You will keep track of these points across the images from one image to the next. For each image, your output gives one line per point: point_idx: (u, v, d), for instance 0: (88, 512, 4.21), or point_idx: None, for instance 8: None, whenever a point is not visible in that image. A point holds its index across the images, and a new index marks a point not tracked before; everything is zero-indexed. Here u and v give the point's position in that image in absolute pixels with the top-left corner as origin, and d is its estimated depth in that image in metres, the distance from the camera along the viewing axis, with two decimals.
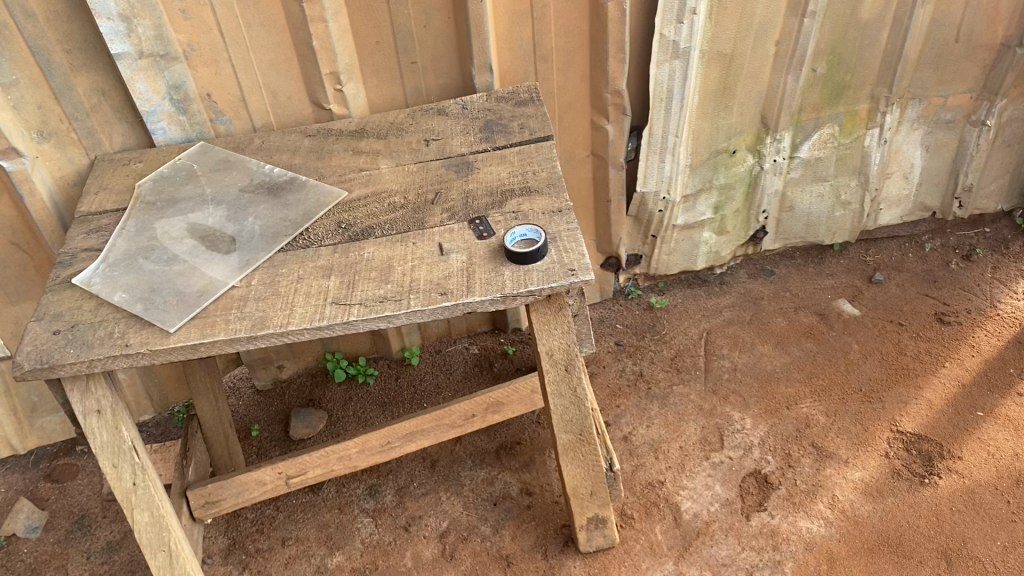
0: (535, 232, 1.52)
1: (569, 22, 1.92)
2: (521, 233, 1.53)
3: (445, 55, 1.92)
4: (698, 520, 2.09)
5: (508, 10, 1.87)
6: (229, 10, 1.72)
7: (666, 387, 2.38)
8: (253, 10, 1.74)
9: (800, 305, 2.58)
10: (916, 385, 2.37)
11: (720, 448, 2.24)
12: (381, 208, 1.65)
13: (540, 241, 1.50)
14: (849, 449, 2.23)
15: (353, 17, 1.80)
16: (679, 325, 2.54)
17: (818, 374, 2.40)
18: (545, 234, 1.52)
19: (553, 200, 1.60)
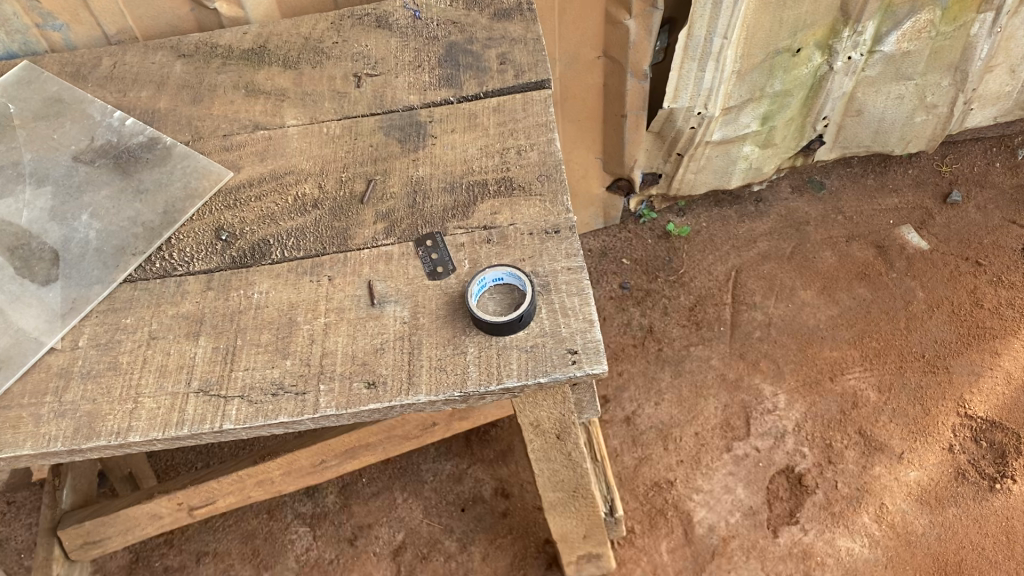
0: (516, 275, 0.98)
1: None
2: (491, 276, 0.98)
3: None
4: (714, 537, 1.69)
5: None
6: None
7: (680, 349, 1.91)
8: None
9: (854, 233, 2.05)
10: (992, 351, 1.89)
11: (745, 436, 1.80)
12: (282, 205, 1.09)
13: (526, 291, 0.96)
14: (903, 439, 1.79)
15: None
16: (701, 260, 2.03)
17: (871, 334, 1.91)
18: (531, 282, 0.98)
19: (546, 209, 1.05)
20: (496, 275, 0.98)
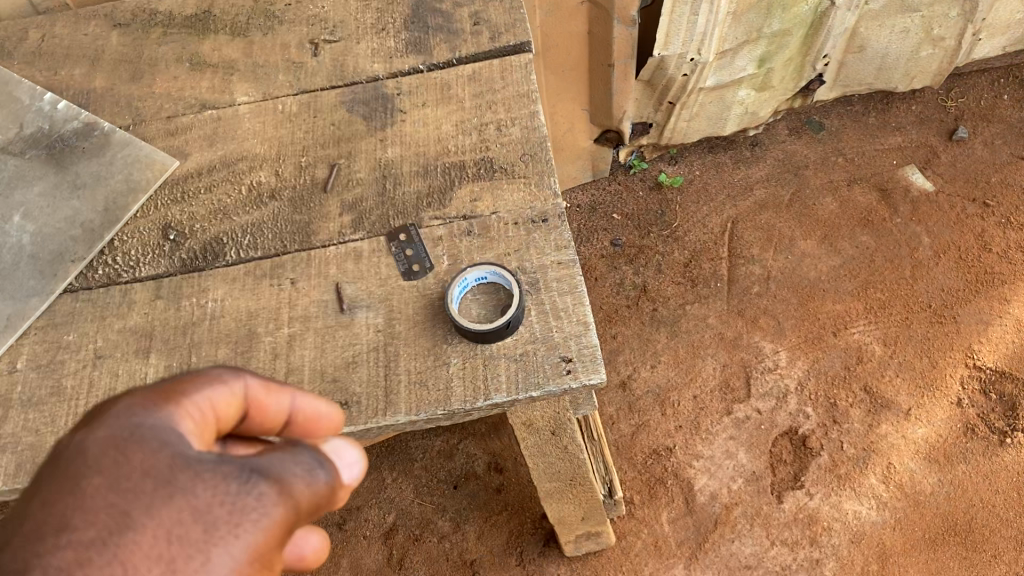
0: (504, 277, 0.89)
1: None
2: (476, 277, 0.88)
3: None
4: (716, 505, 1.63)
5: None
6: None
7: (675, 308, 1.82)
8: None
9: (856, 176, 1.95)
10: (1002, 297, 1.81)
11: (746, 398, 1.72)
12: (235, 198, 0.98)
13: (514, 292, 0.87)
14: (910, 394, 1.72)
15: None
16: (696, 210, 1.93)
17: (875, 284, 1.82)
18: (517, 280, 0.88)
19: (531, 193, 0.94)
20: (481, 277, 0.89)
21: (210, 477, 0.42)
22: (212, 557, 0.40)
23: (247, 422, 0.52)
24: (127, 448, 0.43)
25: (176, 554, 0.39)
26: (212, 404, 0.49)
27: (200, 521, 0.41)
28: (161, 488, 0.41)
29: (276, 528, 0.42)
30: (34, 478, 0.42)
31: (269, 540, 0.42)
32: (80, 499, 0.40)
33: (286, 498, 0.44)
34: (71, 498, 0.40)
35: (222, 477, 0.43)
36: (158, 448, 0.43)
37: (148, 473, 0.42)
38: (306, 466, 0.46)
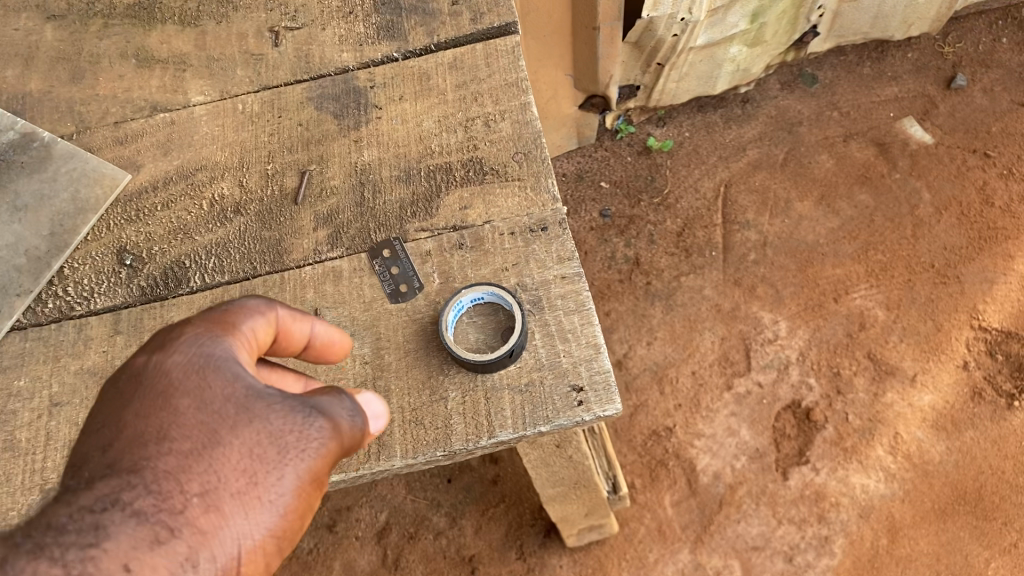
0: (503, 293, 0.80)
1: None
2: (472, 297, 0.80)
3: None
4: (720, 485, 1.58)
5: None
6: None
7: (670, 280, 1.76)
8: None
9: (852, 131, 1.88)
10: (1006, 254, 1.74)
11: (746, 371, 1.66)
12: (197, 215, 0.89)
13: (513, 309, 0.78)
14: (915, 360, 1.66)
15: None
16: (686, 175, 1.88)
17: (876, 245, 1.76)
18: (518, 300, 0.79)
19: (527, 198, 0.85)
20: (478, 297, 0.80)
21: (274, 405, 0.54)
22: (285, 475, 0.52)
23: (278, 347, 0.63)
24: (210, 372, 0.54)
25: (257, 460, 0.51)
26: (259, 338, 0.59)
27: (274, 443, 0.52)
28: (239, 413, 0.53)
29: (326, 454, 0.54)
30: (133, 394, 0.53)
31: (319, 463, 0.54)
32: (177, 417, 0.52)
33: (339, 435, 0.55)
34: (168, 416, 0.51)
35: (281, 410, 0.54)
36: (229, 379, 0.54)
37: (229, 397, 0.53)
38: (341, 396, 0.58)
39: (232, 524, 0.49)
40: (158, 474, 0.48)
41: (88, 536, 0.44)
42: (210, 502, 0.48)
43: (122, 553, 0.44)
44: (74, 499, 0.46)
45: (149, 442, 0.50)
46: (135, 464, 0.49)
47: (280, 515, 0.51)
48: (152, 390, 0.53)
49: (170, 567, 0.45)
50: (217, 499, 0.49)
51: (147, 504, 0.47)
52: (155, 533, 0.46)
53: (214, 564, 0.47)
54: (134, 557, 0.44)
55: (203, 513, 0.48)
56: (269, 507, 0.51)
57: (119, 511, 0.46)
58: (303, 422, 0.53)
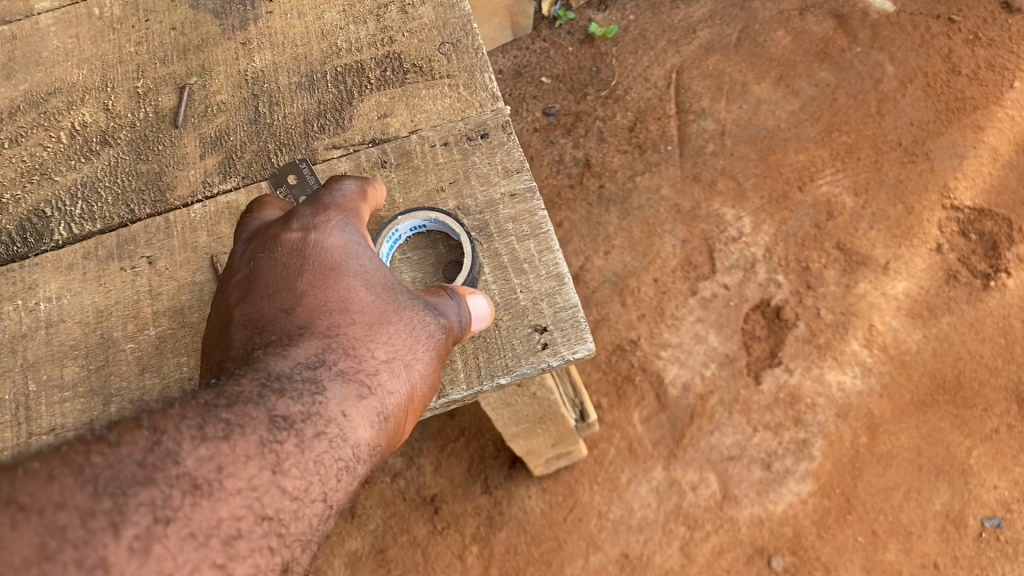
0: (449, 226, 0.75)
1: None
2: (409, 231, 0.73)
3: None
4: (690, 395, 1.48)
5: None
6: None
7: (625, 182, 1.63)
8: None
9: (808, 4, 1.76)
10: (975, 126, 1.63)
11: (710, 273, 1.55)
12: (54, 151, 0.86)
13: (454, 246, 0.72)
14: (887, 246, 1.55)
15: None
16: (635, 64, 1.74)
17: (840, 126, 1.64)
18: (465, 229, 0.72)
19: (451, 92, 0.82)
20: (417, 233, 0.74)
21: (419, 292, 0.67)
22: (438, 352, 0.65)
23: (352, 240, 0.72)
24: (358, 261, 0.66)
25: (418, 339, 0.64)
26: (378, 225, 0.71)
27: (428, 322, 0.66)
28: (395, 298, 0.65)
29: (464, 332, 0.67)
30: (304, 267, 0.65)
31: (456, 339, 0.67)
32: (353, 291, 0.64)
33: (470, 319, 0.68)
34: (344, 292, 0.64)
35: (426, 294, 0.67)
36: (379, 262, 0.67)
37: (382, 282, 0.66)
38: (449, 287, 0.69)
39: (403, 390, 0.62)
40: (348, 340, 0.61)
41: (310, 387, 0.57)
42: (393, 367, 0.61)
43: (339, 404, 0.57)
44: (289, 356, 0.58)
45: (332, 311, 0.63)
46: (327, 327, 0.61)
47: (435, 382, 0.64)
48: (318, 269, 0.64)
49: (371, 420, 0.58)
50: (398, 365, 0.62)
51: (348, 364, 0.60)
52: (360, 391, 0.59)
53: (396, 418, 0.61)
54: (348, 408, 0.57)
55: (389, 374, 0.61)
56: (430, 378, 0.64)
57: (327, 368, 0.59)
58: (444, 310, 0.66)
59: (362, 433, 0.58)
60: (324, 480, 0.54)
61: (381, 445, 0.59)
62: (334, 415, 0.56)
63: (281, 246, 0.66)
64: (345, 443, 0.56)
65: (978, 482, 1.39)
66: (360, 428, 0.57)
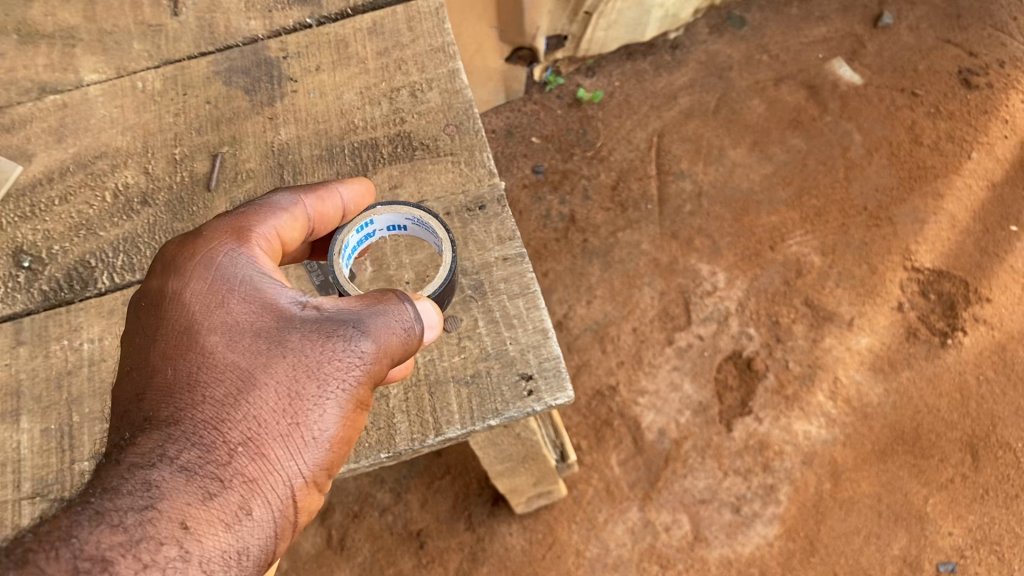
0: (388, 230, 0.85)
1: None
2: (387, 220, 0.81)
3: None
4: (665, 440, 1.56)
5: None
6: None
7: (607, 236, 1.74)
8: None
9: (782, 75, 1.88)
10: (935, 193, 1.74)
11: (686, 325, 1.65)
12: (100, 208, 0.95)
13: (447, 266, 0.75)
14: (852, 304, 1.66)
15: None
16: (619, 128, 1.85)
17: (810, 190, 1.75)
18: (442, 230, 0.77)
19: (457, 169, 0.91)
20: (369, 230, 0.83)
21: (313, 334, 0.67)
22: (322, 412, 0.65)
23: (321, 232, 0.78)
24: (222, 322, 0.66)
25: (298, 398, 0.65)
26: (282, 231, 0.73)
27: (312, 377, 0.65)
28: (272, 355, 0.65)
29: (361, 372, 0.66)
30: (171, 345, 0.65)
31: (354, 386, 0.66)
32: (216, 367, 0.64)
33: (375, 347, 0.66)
34: (208, 369, 0.64)
35: (311, 343, 0.66)
36: (254, 314, 0.67)
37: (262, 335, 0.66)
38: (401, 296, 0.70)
39: (277, 466, 0.63)
40: (201, 427, 0.62)
41: (150, 490, 0.57)
42: (253, 450, 0.62)
43: (182, 505, 0.57)
44: (126, 460, 0.59)
45: (184, 394, 0.63)
46: (178, 416, 0.62)
47: (315, 446, 0.64)
48: (176, 347, 0.65)
49: (226, 515, 0.59)
50: (258, 447, 0.63)
51: (199, 457, 0.60)
52: (208, 488, 0.59)
53: (260, 503, 0.61)
54: (193, 509, 0.58)
55: (249, 459, 0.62)
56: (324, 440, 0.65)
57: (172, 465, 0.59)
58: (343, 346, 0.66)
59: (215, 532, 0.58)
60: None
61: (245, 534, 0.60)
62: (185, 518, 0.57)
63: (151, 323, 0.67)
64: (201, 545, 0.57)
65: (933, 528, 1.48)
66: (213, 529, 0.58)
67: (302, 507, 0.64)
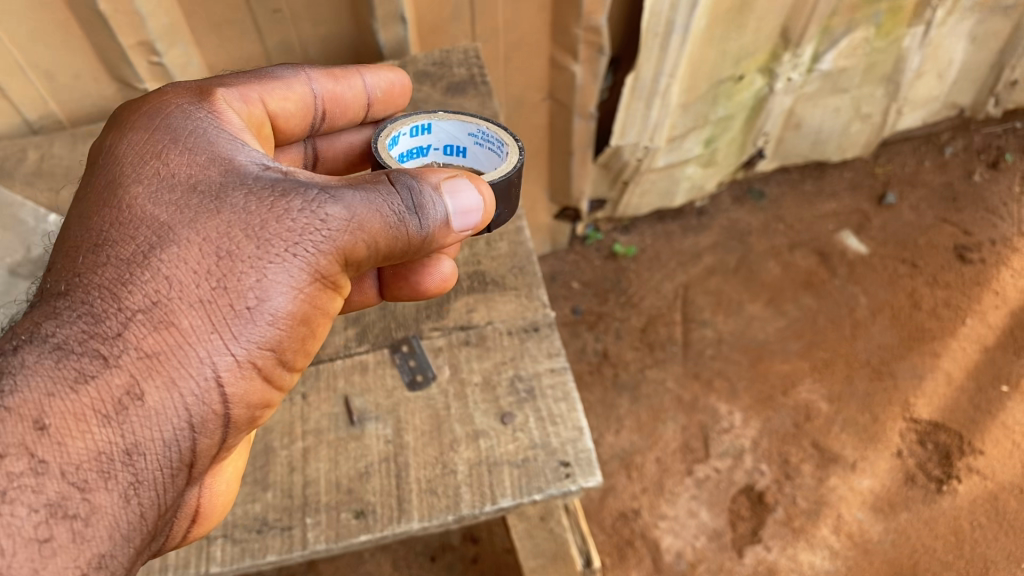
0: (442, 157, 1.10)
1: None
2: (445, 125, 1.04)
3: (334, 19, 1.31)
4: (682, 562, 1.71)
5: None
6: None
7: (636, 373, 1.96)
8: None
9: (797, 242, 2.13)
10: (933, 353, 1.94)
11: (704, 458, 1.83)
12: None
13: (508, 158, 0.97)
14: (856, 448, 1.83)
15: None
16: (650, 279, 2.11)
17: (819, 343, 1.96)
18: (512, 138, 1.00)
19: (521, 303, 1.13)
20: (428, 142, 1.08)
21: (243, 203, 0.75)
22: (252, 275, 0.73)
23: (334, 105, 1.03)
24: (145, 196, 0.75)
25: (219, 269, 0.72)
26: (278, 98, 0.95)
27: (244, 241, 0.74)
28: (190, 222, 0.74)
29: (301, 238, 0.75)
30: (96, 217, 0.74)
31: (296, 251, 0.75)
32: (134, 237, 0.72)
33: (316, 219, 0.76)
34: (125, 240, 0.72)
35: (241, 211, 0.75)
36: (184, 183, 0.76)
37: (187, 203, 0.75)
38: (430, 180, 0.81)
39: (186, 333, 0.70)
40: (105, 294, 0.69)
41: (37, 365, 0.64)
42: (161, 317, 0.70)
43: (62, 385, 0.64)
44: (21, 335, 0.66)
45: (95, 263, 0.71)
46: (80, 286, 0.70)
47: (236, 317, 0.73)
48: (102, 218, 0.74)
49: (117, 390, 0.66)
50: (161, 317, 0.70)
51: (84, 333, 0.67)
52: (88, 368, 0.65)
53: (161, 377, 0.68)
54: (79, 385, 0.65)
55: (159, 325, 0.69)
56: (243, 318, 0.73)
57: (50, 346, 0.66)
58: (286, 217, 0.75)
59: (101, 423, 0.65)
60: (49, 470, 0.61)
61: (142, 402, 0.67)
62: (50, 412, 0.63)
63: (82, 200, 0.76)
64: (63, 449, 0.62)
65: None
66: (98, 412, 0.65)
67: (225, 376, 0.72)
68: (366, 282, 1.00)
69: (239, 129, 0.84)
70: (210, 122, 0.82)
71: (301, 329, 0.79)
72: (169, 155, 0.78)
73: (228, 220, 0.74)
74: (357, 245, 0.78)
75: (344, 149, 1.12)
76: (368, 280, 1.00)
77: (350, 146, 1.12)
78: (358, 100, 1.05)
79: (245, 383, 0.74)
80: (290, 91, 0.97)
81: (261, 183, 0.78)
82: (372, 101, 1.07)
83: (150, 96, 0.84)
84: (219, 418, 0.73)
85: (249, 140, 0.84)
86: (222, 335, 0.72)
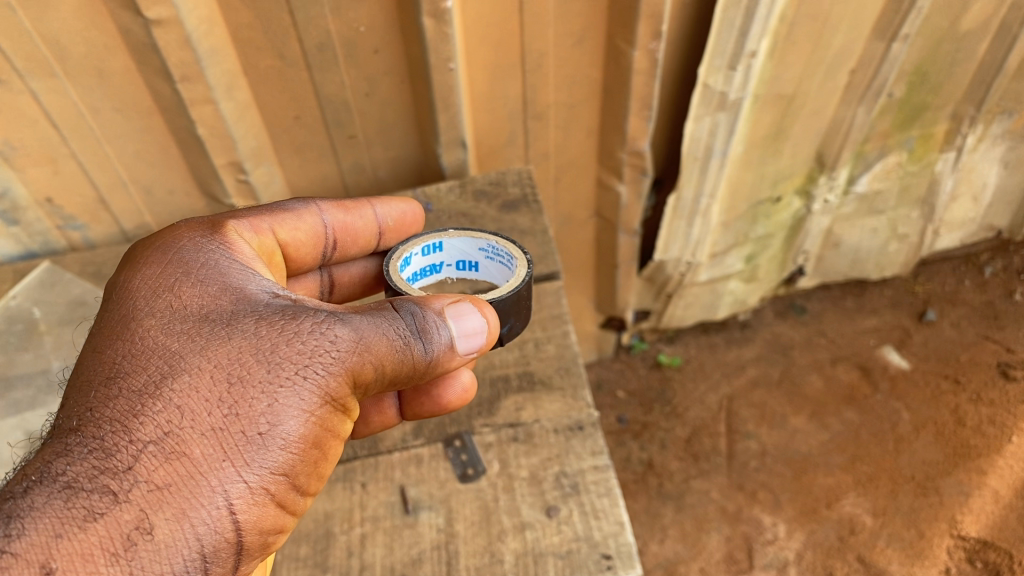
0: (455, 270, 1.22)
1: (572, 75, 1.43)
2: (455, 243, 1.16)
3: (405, 144, 1.45)
4: None
5: (489, 66, 1.36)
6: (61, 97, 1.19)
7: (681, 483, 2.00)
8: (103, 96, 1.20)
9: (839, 355, 2.18)
10: (978, 470, 1.87)
11: (748, 569, 1.83)
12: None
13: (518, 274, 1.07)
14: (902, 564, 1.77)
15: (266, 114, 1.31)
16: (694, 391, 2.18)
17: (863, 457, 1.97)
18: (510, 248, 1.10)
19: (567, 402, 1.21)
20: (440, 260, 1.19)
21: (253, 331, 0.81)
22: (264, 401, 0.77)
23: (346, 234, 1.14)
24: (159, 330, 0.80)
25: (231, 396, 0.76)
26: (292, 230, 1.06)
27: (256, 368, 0.78)
28: (201, 353, 0.78)
29: (311, 362, 0.80)
30: (110, 355, 0.79)
31: (306, 374, 0.80)
32: (147, 370, 0.77)
33: (324, 344, 0.81)
34: (137, 375, 0.77)
35: (251, 339, 0.80)
36: (197, 317, 0.82)
37: (198, 333, 0.80)
38: (435, 307, 0.89)
39: (197, 463, 0.73)
40: (116, 428, 0.73)
41: (45, 506, 0.68)
42: (172, 449, 0.73)
43: (67, 523, 0.67)
44: (30, 476, 0.70)
45: (107, 397, 0.75)
46: (92, 422, 0.73)
47: (249, 443, 0.75)
48: (115, 357, 0.78)
49: (125, 524, 0.69)
50: (172, 447, 0.73)
51: (92, 470, 0.70)
52: (95, 506, 0.68)
53: (173, 507, 0.71)
54: (86, 524, 0.68)
55: (171, 457, 0.72)
56: (256, 445, 0.76)
57: (58, 486, 0.69)
58: (297, 344, 0.81)
59: (108, 556, 0.67)
60: None
61: (152, 536, 0.69)
62: (57, 556, 0.66)
63: (98, 339, 0.81)
64: None
65: None
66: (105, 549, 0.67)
67: (239, 505, 0.74)
68: (387, 402, 1.09)
69: (248, 258, 0.91)
70: (222, 254, 0.89)
71: (315, 453, 0.81)
72: (183, 290, 0.84)
73: (239, 348, 0.79)
74: (364, 366, 0.83)
75: (358, 274, 1.22)
76: (388, 400, 1.08)
77: (363, 272, 1.23)
78: (369, 228, 1.16)
79: (260, 510, 0.76)
80: (301, 222, 1.08)
81: (270, 311, 0.84)
82: (383, 229, 1.18)
83: (164, 233, 0.91)
84: (232, 546, 0.74)
85: (258, 270, 0.91)
86: (236, 462, 0.74)
